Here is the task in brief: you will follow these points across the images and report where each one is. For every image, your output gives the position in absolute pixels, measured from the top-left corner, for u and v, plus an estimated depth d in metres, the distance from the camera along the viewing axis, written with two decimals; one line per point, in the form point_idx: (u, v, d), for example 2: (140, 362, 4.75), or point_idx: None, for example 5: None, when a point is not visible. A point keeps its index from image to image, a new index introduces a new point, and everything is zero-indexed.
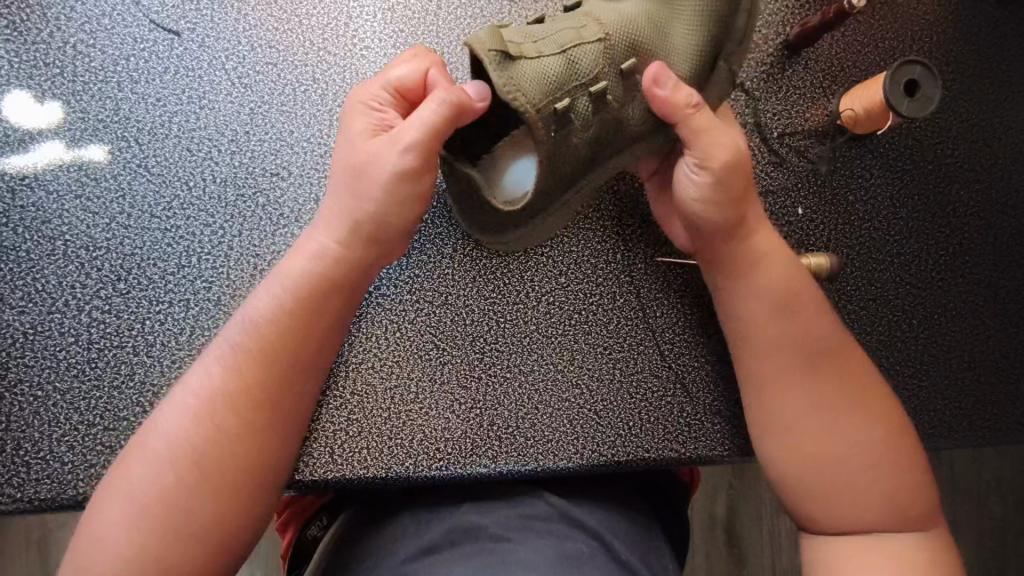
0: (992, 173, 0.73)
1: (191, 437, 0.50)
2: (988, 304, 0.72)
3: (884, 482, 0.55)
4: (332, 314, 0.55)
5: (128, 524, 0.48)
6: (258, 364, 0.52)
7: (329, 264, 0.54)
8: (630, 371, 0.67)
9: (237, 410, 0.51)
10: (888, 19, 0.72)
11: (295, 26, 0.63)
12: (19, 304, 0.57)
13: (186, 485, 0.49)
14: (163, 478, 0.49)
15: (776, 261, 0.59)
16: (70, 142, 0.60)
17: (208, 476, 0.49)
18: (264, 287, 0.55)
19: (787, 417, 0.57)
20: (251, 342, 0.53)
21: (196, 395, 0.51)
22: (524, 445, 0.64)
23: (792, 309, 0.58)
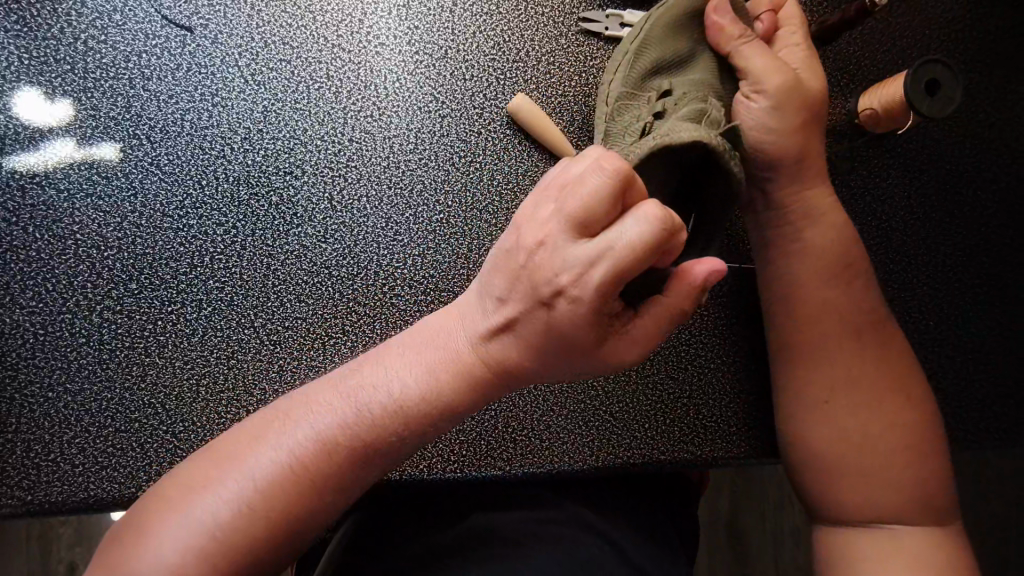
0: (1010, 173, 0.73)
1: (275, 476, 0.43)
2: (1005, 305, 0.71)
3: (902, 470, 0.55)
4: (447, 420, 0.45)
5: (195, 548, 0.41)
6: (356, 435, 0.44)
7: (463, 378, 0.44)
8: (645, 372, 0.66)
9: (333, 458, 0.44)
10: (907, 17, 0.71)
11: (309, 22, 0.63)
12: (29, 304, 0.57)
13: (246, 531, 0.42)
14: (230, 517, 0.42)
15: (822, 237, 0.58)
16: (81, 140, 0.59)
17: (270, 513, 0.42)
18: (378, 365, 0.46)
19: (822, 386, 0.57)
20: (352, 414, 0.44)
21: (287, 440, 0.44)
22: (540, 448, 0.64)
23: (833, 280, 0.57)
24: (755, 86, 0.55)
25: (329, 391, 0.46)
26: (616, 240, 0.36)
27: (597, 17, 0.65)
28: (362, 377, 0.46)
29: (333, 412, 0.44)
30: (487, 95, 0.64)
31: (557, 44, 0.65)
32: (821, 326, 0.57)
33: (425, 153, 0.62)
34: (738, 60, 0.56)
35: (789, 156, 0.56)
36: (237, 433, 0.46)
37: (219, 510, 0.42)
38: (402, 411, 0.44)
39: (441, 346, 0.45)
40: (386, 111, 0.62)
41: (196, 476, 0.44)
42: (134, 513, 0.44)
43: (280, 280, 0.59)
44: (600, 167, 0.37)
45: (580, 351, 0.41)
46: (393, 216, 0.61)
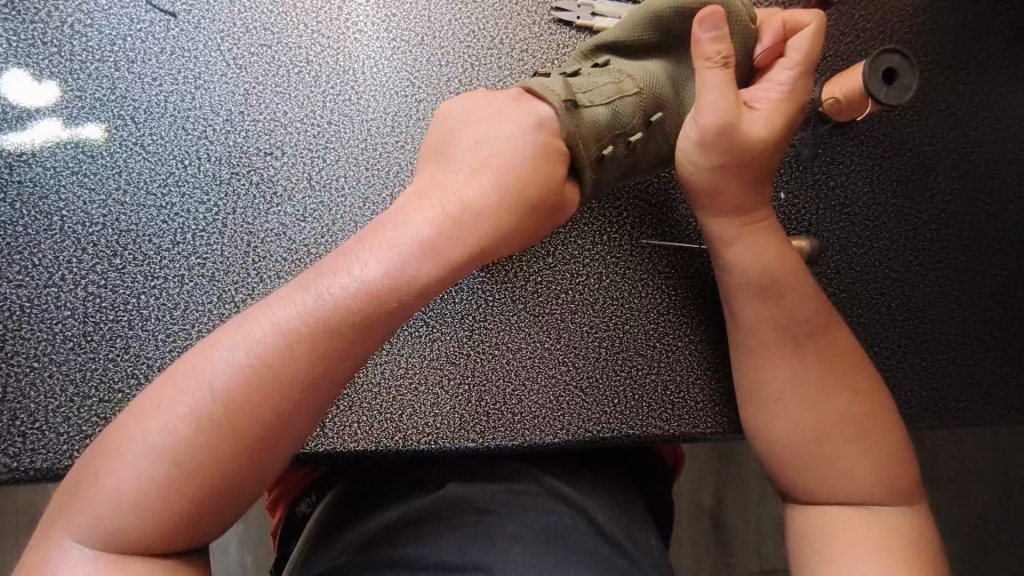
0: (969, 161, 0.75)
1: (209, 413, 0.44)
2: (965, 288, 0.74)
3: (862, 454, 0.57)
4: (368, 341, 0.49)
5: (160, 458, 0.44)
6: (279, 362, 0.46)
7: (437, 251, 0.49)
8: (615, 349, 0.69)
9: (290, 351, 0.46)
10: (869, 10, 0.74)
11: (289, 9, 0.65)
12: (16, 278, 0.59)
13: (194, 467, 0.44)
14: (170, 452, 0.44)
15: (756, 253, 0.60)
16: (67, 120, 0.61)
17: (215, 451, 0.44)
18: (293, 296, 0.48)
19: (771, 388, 0.59)
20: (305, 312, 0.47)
21: (210, 381, 0.45)
22: (512, 422, 0.66)
23: (764, 296, 0.60)
24: (697, 115, 0.58)
25: (240, 332, 0.47)
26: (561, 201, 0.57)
27: (569, 6, 0.68)
28: (272, 311, 0.48)
29: (290, 311, 0.47)
30: (462, 81, 0.66)
31: (530, 32, 0.68)
32: (765, 333, 0.60)
33: (402, 135, 0.64)
34: (698, 83, 0.58)
35: (701, 192, 0.60)
36: (156, 392, 0.46)
37: (161, 447, 0.44)
38: (315, 332, 0.47)
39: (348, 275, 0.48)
40: (364, 94, 0.65)
41: (129, 425, 0.45)
42: (82, 475, 0.45)
43: (259, 257, 0.61)
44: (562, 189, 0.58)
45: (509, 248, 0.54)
46: (370, 197, 0.63)
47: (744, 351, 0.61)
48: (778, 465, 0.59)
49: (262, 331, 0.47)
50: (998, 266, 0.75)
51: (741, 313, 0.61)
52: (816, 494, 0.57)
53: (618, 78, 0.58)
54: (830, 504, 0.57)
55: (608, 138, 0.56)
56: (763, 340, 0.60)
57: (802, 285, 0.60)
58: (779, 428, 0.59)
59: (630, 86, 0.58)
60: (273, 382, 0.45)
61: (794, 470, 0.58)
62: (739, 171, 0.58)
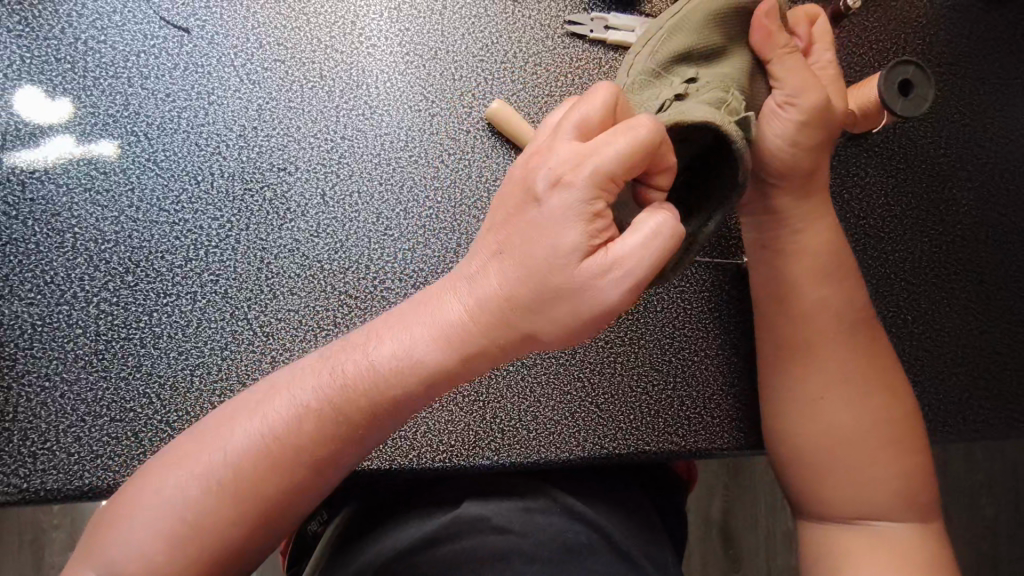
0: (984, 172, 0.75)
1: (217, 495, 0.45)
2: (981, 300, 0.73)
3: (885, 465, 0.56)
4: (377, 429, 0.49)
5: (166, 528, 0.44)
6: (291, 446, 0.46)
7: (454, 344, 0.47)
8: (630, 364, 0.68)
9: (317, 430, 0.47)
10: (882, 22, 0.74)
11: (303, 24, 0.65)
12: (27, 295, 0.58)
13: (191, 553, 0.44)
14: (174, 527, 0.44)
15: (807, 245, 0.59)
16: (80, 137, 0.60)
17: (217, 533, 0.45)
18: (317, 371, 0.48)
19: (815, 384, 0.58)
20: (331, 388, 0.47)
21: (221, 457, 0.45)
22: (528, 438, 0.65)
23: (819, 283, 0.59)
24: (789, 97, 0.55)
25: (260, 406, 0.47)
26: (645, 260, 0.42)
27: (583, 19, 0.68)
28: (289, 396, 0.47)
29: (313, 383, 0.47)
30: (475, 95, 0.66)
31: (543, 46, 0.67)
32: (817, 323, 0.58)
33: (416, 150, 0.64)
34: (774, 69, 0.55)
35: (799, 172, 0.57)
36: (179, 448, 0.47)
37: (163, 527, 0.44)
38: (327, 419, 0.47)
39: (361, 359, 0.48)
40: (377, 109, 0.64)
41: (135, 497, 0.45)
42: (86, 538, 0.46)
43: (272, 273, 0.60)
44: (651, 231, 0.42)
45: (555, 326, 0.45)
46: (384, 212, 0.63)
47: (789, 341, 0.59)
48: (799, 465, 0.58)
49: (278, 412, 0.47)
50: (1014, 278, 0.74)
51: (789, 302, 0.59)
52: (833, 495, 0.56)
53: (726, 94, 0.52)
54: (861, 519, 0.56)
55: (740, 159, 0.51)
56: (815, 329, 0.58)
57: (849, 280, 0.60)
58: (818, 430, 0.57)
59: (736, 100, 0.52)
60: (282, 464, 0.46)
61: (813, 468, 0.57)
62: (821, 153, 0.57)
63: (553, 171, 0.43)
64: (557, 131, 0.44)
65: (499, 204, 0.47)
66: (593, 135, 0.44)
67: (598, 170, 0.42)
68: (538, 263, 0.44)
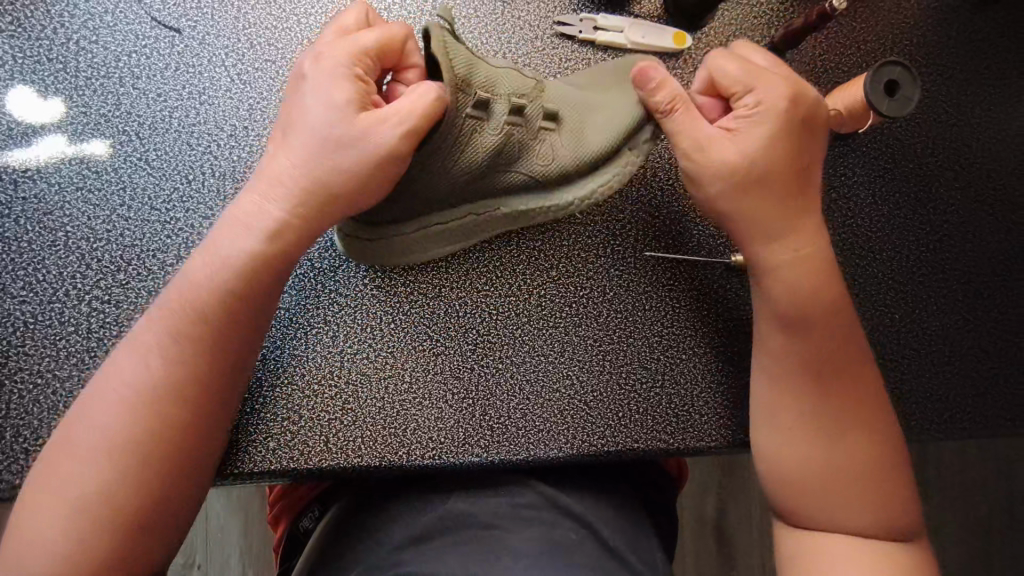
0: (971, 172, 0.75)
1: (148, 429, 0.51)
2: (969, 299, 0.74)
3: (865, 496, 0.56)
4: (238, 356, 0.55)
5: (95, 460, 0.49)
6: (173, 383, 0.52)
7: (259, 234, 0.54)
8: (619, 362, 0.68)
9: (173, 344, 0.52)
10: (870, 22, 0.75)
11: (293, 24, 0.65)
12: (20, 293, 0.59)
13: (118, 481, 0.49)
14: (120, 461, 0.50)
15: (793, 282, 0.58)
16: (72, 136, 0.61)
17: (162, 463, 0.51)
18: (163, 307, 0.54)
19: (793, 404, 0.58)
20: (183, 303, 0.53)
21: (142, 390, 0.51)
22: (516, 436, 0.65)
23: (804, 315, 0.57)
24: (688, 151, 0.57)
25: (127, 355, 0.53)
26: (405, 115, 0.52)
27: (571, 20, 0.69)
28: (135, 349, 0.52)
29: (163, 311, 0.54)
30: None
31: (533, 46, 0.69)
32: (796, 350, 0.58)
33: None
34: (669, 126, 0.58)
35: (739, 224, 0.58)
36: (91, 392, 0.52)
37: (113, 468, 0.49)
38: (194, 344, 0.53)
39: (184, 292, 0.54)
40: None
41: (76, 426, 0.51)
42: (20, 513, 0.50)
43: None
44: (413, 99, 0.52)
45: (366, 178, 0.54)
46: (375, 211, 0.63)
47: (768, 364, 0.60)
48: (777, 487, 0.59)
49: (121, 363, 0.52)
50: (1001, 277, 0.75)
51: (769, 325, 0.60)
52: (816, 520, 0.57)
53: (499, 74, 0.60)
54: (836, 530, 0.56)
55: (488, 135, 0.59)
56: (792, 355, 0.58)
57: (840, 311, 0.58)
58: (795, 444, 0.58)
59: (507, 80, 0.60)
60: (182, 396, 0.52)
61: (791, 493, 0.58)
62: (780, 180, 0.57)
63: (339, 104, 0.54)
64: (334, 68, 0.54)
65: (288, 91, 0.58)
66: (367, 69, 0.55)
67: (403, 110, 0.52)
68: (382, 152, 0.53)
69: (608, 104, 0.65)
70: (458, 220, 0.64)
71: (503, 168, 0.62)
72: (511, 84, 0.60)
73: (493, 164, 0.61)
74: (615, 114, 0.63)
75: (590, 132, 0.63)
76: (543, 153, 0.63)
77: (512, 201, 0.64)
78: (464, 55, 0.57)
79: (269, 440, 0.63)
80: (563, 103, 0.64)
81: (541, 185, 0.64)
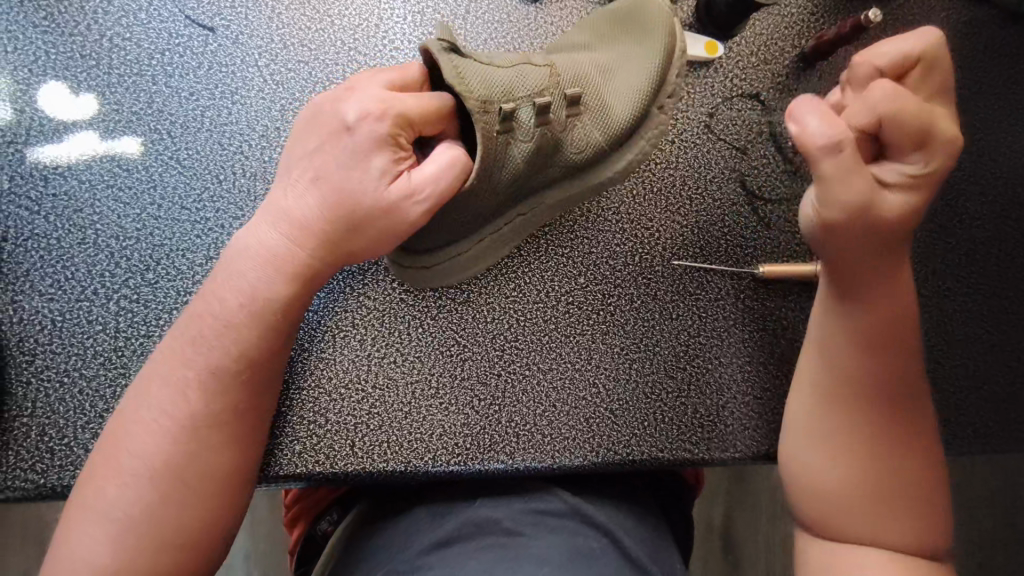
0: (997, 187, 0.75)
1: (189, 456, 0.51)
2: (992, 314, 0.74)
3: (927, 516, 0.55)
4: (266, 374, 0.55)
5: (135, 491, 0.50)
6: (209, 413, 0.52)
7: (283, 272, 0.53)
8: (645, 371, 0.68)
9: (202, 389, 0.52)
10: (900, 35, 0.74)
11: (327, 26, 0.65)
12: (48, 291, 0.58)
13: (160, 513, 0.50)
14: (162, 490, 0.50)
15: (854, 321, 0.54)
16: (103, 134, 0.61)
17: (202, 489, 0.51)
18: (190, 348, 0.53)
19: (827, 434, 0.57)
20: (206, 349, 0.53)
21: (176, 426, 0.51)
22: (542, 443, 0.65)
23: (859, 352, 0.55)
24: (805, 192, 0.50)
25: (161, 388, 0.52)
26: (430, 184, 0.52)
27: None
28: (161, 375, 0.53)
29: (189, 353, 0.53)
30: None
31: None
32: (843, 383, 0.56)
33: None
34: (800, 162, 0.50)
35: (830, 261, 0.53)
36: (121, 425, 0.52)
37: (154, 498, 0.50)
38: (225, 375, 0.53)
39: (213, 326, 0.53)
40: None
41: (111, 453, 0.51)
42: (59, 537, 0.51)
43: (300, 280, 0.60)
44: (439, 170, 0.52)
45: (385, 238, 0.54)
46: None
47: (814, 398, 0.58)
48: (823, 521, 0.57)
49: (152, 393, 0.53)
50: None
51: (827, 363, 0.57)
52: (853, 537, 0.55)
53: (520, 73, 0.56)
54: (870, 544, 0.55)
55: (522, 146, 0.56)
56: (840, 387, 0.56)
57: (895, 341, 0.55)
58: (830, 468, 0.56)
59: (530, 80, 0.56)
60: (215, 424, 0.52)
61: (853, 528, 0.55)
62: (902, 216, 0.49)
63: (353, 158, 0.52)
64: (355, 120, 0.52)
65: (316, 128, 0.54)
66: (407, 134, 0.52)
67: (427, 179, 0.52)
68: (400, 217, 0.53)
69: (627, 61, 0.61)
70: (502, 229, 0.63)
71: (542, 165, 0.59)
72: (532, 83, 0.56)
73: (532, 166, 0.58)
74: (636, 71, 0.60)
75: (617, 99, 0.60)
76: (575, 140, 0.59)
77: (544, 201, 0.63)
78: (476, 71, 0.53)
79: (293, 444, 0.62)
80: (582, 80, 0.60)
81: (576, 171, 0.62)
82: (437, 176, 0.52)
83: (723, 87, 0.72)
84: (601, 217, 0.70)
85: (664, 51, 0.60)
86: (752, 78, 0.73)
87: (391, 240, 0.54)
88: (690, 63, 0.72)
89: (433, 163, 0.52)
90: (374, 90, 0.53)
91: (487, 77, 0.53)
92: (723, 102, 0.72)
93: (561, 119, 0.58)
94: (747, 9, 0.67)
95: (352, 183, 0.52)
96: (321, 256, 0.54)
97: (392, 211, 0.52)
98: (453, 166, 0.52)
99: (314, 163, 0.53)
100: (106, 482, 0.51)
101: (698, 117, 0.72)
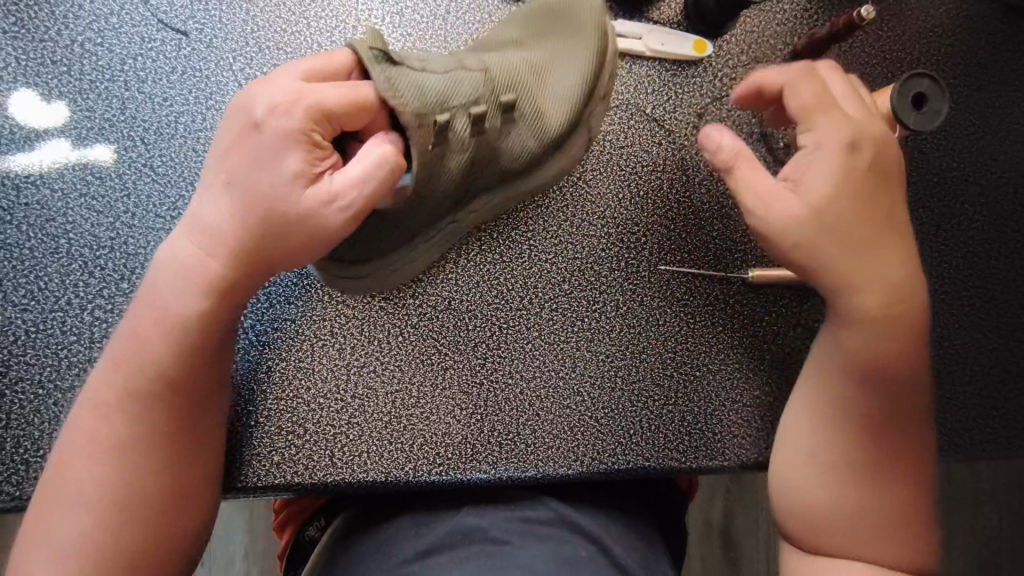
0: (998, 187, 0.73)
1: (134, 484, 0.49)
2: (991, 318, 0.71)
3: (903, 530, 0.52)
4: (197, 390, 0.52)
5: (83, 521, 0.48)
6: (144, 437, 0.50)
7: (200, 286, 0.49)
8: (631, 379, 0.66)
9: (133, 412, 0.50)
10: (896, 31, 0.72)
11: (303, 28, 0.64)
12: (21, 302, 0.57)
13: (110, 541, 0.48)
14: (94, 520, 0.48)
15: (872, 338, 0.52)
16: (75, 141, 0.60)
17: (155, 510, 0.50)
18: (115, 368, 0.51)
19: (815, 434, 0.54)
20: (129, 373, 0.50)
21: (119, 450, 0.50)
22: (525, 452, 0.64)
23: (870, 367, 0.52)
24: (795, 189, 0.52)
25: (96, 413, 0.50)
26: (355, 183, 0.48)
27: None
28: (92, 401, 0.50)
29: (114, 374, 0.50)
30: None
31: None
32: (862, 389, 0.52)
33: None
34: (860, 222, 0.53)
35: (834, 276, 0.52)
36: (60, 456, 0.50)
37: (92, 526, 0.48)
38: (148, 394, 0.50)
39: (133, 346, 0.50)
40: None
41: (54, 486, 0.49)
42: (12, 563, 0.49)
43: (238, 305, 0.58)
44: (362, 170, 0.48)
45: (311, 244, 0.49)
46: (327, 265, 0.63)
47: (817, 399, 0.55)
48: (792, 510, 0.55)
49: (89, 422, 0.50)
50: None
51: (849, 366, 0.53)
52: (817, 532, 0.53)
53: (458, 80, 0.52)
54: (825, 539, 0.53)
55: (457, 157, 0.54)
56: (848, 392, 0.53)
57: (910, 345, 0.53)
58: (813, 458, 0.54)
59: (468, 87, 0.53)
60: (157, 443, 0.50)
61: (874, 543, 0.51)
62: (863, 143, 0.52)
63: (267, 159, 0.48)
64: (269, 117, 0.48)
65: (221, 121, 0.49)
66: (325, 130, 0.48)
67: (351, 181, 0.48)
68: (321, 217, 0.48)
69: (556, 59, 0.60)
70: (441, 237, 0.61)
71: (480, 169, 0.58)
72: (466, 89, 0.53)
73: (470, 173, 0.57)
74: (566, 72, 0.60)
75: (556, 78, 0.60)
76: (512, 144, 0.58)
77: (491, 198, 0.62)
78: (411, 80, 0.49)
79: (273, 454, 0.62)
80: (516, 76, 0.57)
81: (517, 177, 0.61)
82: (363, 174, 0.48)
83: (712, 86, 0.70)
84: (587, 221, 0.68)
85: (597, 50, 0.60)
86: (742, 77, 0.71)
87: (321, 244, 0.50)
88: (678, 61, 0.70)
89: (357, 161, 0.48)
90: (290, 82, 0.49)
91: (423, 86, 0.50)
92: (712, 102, 0.70)
93: (495, 125, 0.56)
94: (736, 6, 0.65)
95: (264, 186, 0.48)
96: (240, 264, 0.49)
97: (314, 216, 0.48)
98: (381, 164, 0.48)
99: (224, 165, 0.49)
100: (49, 515, 0.49)
101: (687, 118, 0.70)
